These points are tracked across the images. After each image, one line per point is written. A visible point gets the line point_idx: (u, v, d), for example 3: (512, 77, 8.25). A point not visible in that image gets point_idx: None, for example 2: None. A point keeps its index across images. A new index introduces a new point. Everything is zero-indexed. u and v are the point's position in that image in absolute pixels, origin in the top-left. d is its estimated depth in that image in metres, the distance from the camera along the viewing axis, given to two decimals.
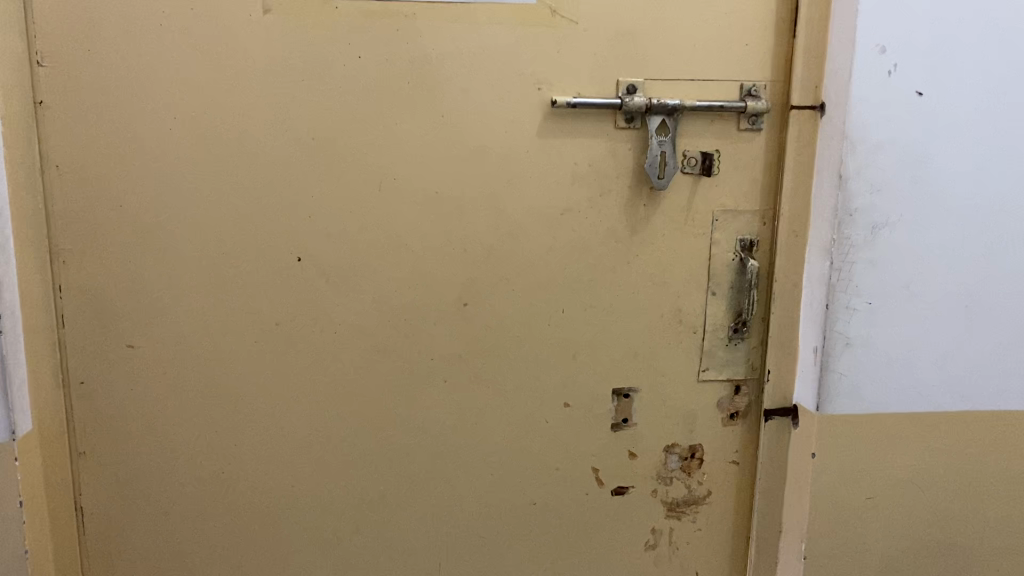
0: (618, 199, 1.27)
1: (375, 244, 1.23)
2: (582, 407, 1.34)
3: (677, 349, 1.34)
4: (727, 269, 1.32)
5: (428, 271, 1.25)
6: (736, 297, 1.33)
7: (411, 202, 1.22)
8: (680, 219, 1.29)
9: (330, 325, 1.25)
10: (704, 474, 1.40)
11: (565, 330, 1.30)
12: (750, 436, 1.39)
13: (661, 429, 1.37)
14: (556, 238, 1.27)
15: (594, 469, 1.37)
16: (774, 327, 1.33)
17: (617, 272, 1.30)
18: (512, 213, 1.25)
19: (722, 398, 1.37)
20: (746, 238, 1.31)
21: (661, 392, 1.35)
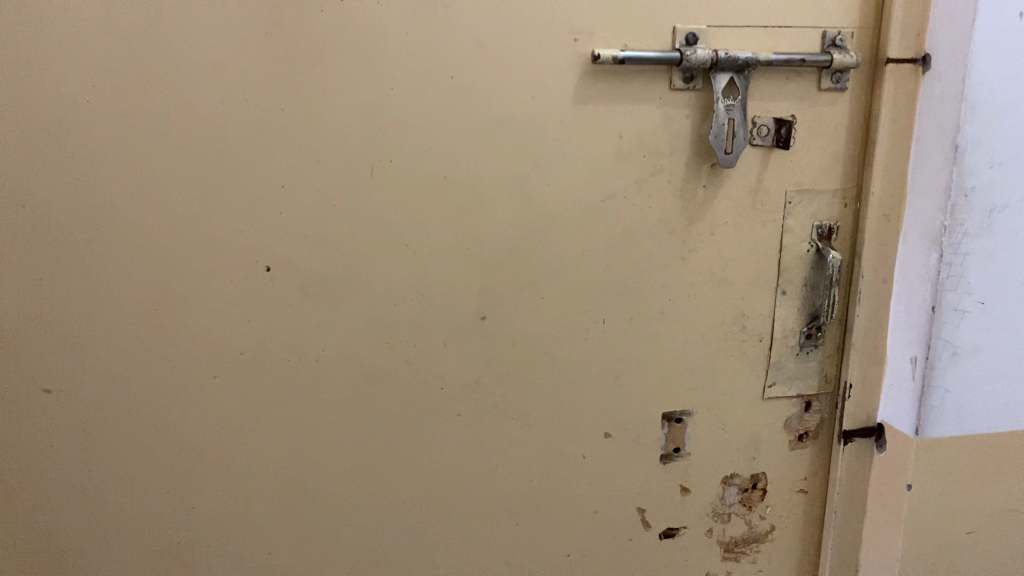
0: (673, 181, 1.01)
1: (367, 247, 0.95)
2: (626, 437, 1.09)
3: (740, 362, 1.09)
4: (800, 263, 1.07)
5: (435, 279, 0.98)
6: (811, 296, 1.09)
7: (411, 193, 0.94)
8: (748, 203, 1.03)
9: (311, 351, 0.97)
10: (767, 507, 1.16)
11: (606, 346, 1.04)
12: (822, 460, 1.16)
13: (719, 458, 1.13)
14: (596, 232, 1.00)
15: (640, 510, 1.12)
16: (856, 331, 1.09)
17: (669, 272, 1.04)
18: (542, 203, 0.98)
19: (791, 418, 1.13)
20: (825, 224, 1.07)
21: (720, 414, 1.11)
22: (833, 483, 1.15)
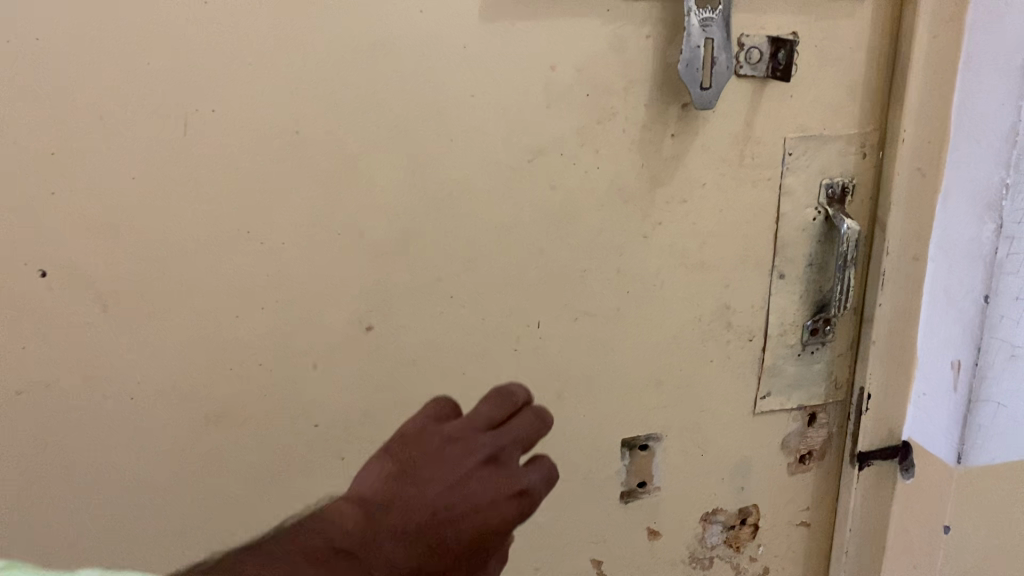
0: (629, 129, 0.72)
1: (191, 237, 0.66)
2: (574, 473, 0.82)
3: (724, 368, 0.82)
4: (803, 235, 0.80)
5: (293, 279, 0.69)
6: (817, 279, 0.81)
7: (248, 157, 0.65)
8: (732, 158, 0.75)
9: (120, 386, 0.68)
10: (760, 545, 0.91)
11: (542, 358, 0.77)
12: (827, 483, 0.90)
13: (699, 491, 0.86)
14: (522, 203, 0.72)
15: (596, 562, 0.86)
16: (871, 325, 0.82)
17: (626, 256, 0.76)
18: (442, 166, 0.69)
19: (790, 435, 0.87)
20: (837, 182, 0.79)
21: (697, 436, 0.84)
22: (841, 517, 0.88)
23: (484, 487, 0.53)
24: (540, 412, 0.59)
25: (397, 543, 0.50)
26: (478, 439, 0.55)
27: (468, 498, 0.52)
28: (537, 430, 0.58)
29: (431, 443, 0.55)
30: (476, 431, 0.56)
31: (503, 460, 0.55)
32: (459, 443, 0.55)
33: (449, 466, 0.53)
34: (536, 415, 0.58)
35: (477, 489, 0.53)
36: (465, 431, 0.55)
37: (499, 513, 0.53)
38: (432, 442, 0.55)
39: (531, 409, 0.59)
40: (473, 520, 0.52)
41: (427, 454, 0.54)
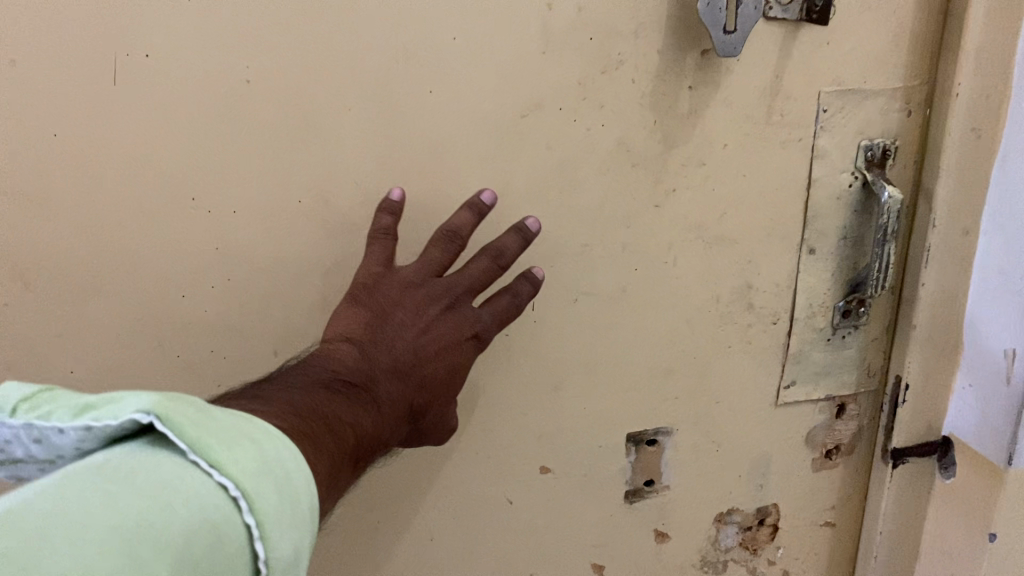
0: (639, 80, 0.62)
1: (127, 204, 0.57)
2: (573, 471, 0.73)
3: (743, 354, 0.73)
4: (837, 205, 0.70)
5: (248, 254, 0.60)
6: (851, 254, 0.72)
7: (191, 111, 0.55)
8: (758, 115, 0.65)
9: (53, 376, 0.60)
10: (779, 548, 0.82)
11: (537, 344, 0.67)
12: (855, 480, 0.81)
13: (712, 490, 0.77)
14: (513, 167, 0.62)
15: (597, 567, 0.78)
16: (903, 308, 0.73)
17: (635, 227, 0.66)
18: (420, 123, 0.59)
19: (815, 429, 0.78)
20: (878, 144, 0.68)
21: (711, 430, 0.75)
22: (872, 514, 0.81)
23: (450, 326, 0.57)
24: (495, 245, 0.59)
25: (393, 382, 0.54)
26: (436, 283, 0.58)
27: (434, 339, 0.56)
28: (501, 263, 0.59)
29: (391, 290, 0.57)
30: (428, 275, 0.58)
31: (467, 299, 0.58)
32: (414, 290, 0.57)
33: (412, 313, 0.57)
34: (493, 251, 0.59)
35: (442, 329, 0.57)
36: (421, 277, 0.57)
37: (465, 344, 0.57)
38: (394, 291, 0.57)
39: (487, 250, 0.59)
40: (444, 359, 0.56)
41: (388, 304, 0.57)
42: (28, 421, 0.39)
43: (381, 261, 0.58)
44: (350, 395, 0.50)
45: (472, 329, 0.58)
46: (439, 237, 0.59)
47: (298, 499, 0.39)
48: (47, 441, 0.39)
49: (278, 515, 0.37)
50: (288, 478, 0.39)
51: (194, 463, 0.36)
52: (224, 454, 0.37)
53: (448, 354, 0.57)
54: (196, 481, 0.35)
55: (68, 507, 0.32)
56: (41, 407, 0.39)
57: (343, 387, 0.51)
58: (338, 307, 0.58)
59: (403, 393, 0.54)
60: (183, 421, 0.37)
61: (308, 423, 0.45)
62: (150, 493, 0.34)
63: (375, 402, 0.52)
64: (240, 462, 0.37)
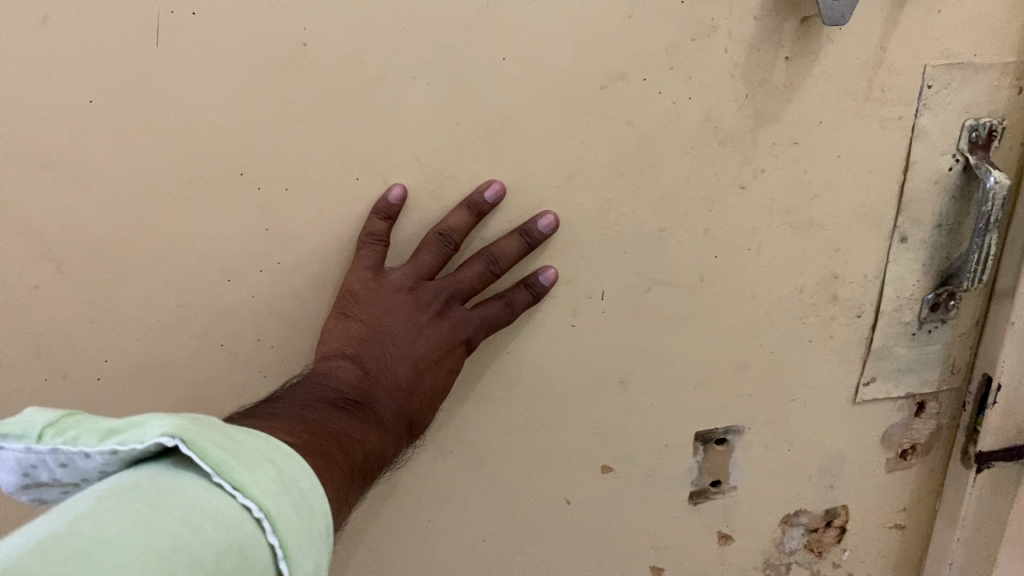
0: (731, 49, 0.56)
1: (168, 180, 0.51)
2: (636, 471, 0.68)
3: (821, 348, 0.68)
4: (934, 190, 0.64)
5: (299, 235, 0.55)
6: (943, 243, 0.66)
7: (241, 76, 0.50)
8: (858, 90, 0.59)
9: (85, 363, 0.56)
10: (845, 551, 0.78)
11: (605, 336, 0.62)
12: (929, 482, 0.76)
13: (780, 490, 0.73)
14: (589, 144, 0.56)
15: (656, 569, 0.73)
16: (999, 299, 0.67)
17: (716, 210, 0.60)
18: (491, 94, 0.54)
19: (893, 428, 0.73)
20: (985, 124, 0.62)
21: (783, 428, 0.70)
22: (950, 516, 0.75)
23: (444, 332, 0.56)
24: (492, 249, 0.56)
25: (392, 398, 0.53)
26: (425, 290, 0.55)
27: (425, 350, 0.55)
28: (496, 269, 0.56)
29: (379, 300, 0.55)
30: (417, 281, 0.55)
31: (457, 305, 0.56)
32: (404, 298, 0.55)
33: (402, 324, 0.55)
34: (490, 255, 0.56)
35: (434, 337, 0.55)
36: (411, 282, 0.55)
37: (458, 349, 0.56)
38: (382, 299, 0.55)
39: (481, 255, 0.56)
40: (437, 368, 0.55)
41: (379, 311, 0.54)
42: (52, 445, 0.35)
43: (369, 266, 0.54)
44: (352, 412, 0.50)
45: (464, 335, 0.56)
46: (431, 239, 0.55)
47: (317, 518, 0.36)
48: (72, 466, 0.35)
49: (303, 535, 0.34)
50: (308, 503, 0.36)
51: (218, 486, 0.33)
52: (247, 475, 0.34)
53: (445, 360, 0.56)
54: (220, 503, 0.32)
55: (90, 533, 0.29)
56: (67, 432, 0.35)
57: (344, 405, 0.50)
58: (330, 314, 0.55)
59: (399, 408, 0.53)
60: (207, 442, 0.34)
61: (320, 439, 0.44)
62: (177, 514, 0.31)
63: (378, 418, 0.52)
64: (262, 483, 0.35)
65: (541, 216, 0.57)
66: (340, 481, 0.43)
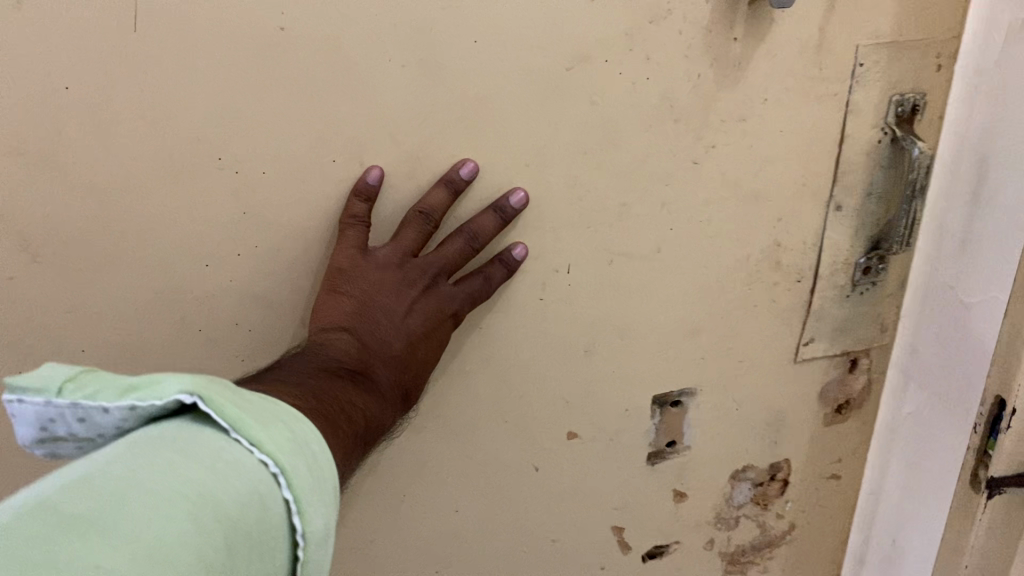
0: (686, 31, 0.59)
1: (146, 166, 0.52)
2: (599, 436, 0.71)
3: (766, 312, 0.72)
4: (865, 162, 0.69)
5: (277, 217, 0.55)
6: (874, 211, 0.71)
7: (218, 60, 0.50)
8: (799, 69, 0.63)
9: (61, 355, 0.55)
10: (787, 501, 0.83)
11: (570, 307, 0.65)
12: (861, 433, 0.82)
13: (729, 448, 0.77)
14: (555, 122, 0.59)
15: (618, 530, 0.76)
16: (981, 272, 0.67)
17: (672, 185, 0.64)
18: (464, 75, 0.55)
19: (829, 384, 0.79)
20: (909, 99, 0.67)
21: (732, 389, 0.74)
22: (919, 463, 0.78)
23: (432, 307, 0.58)
24: (470, 226, 0.58)
25: (388, 371, 0.55)
26: (412, 266, 0.57)
27: (416, 325, 0.57)
28: (476, 245, 0.59)
29: (368, 277, 0.56)
30: (402, 257, 0.57)
31: (443, 280, 0.58)
32: (391, 274, 0.57)
33: (392, 299, 0.57)
34: (468, 232, 0.58)
35: (422, 313, 0.57)
36: (397, 259, 0.57)
37: (446, 323, 0.58)
38: (371, 277, 0.56)
39: (460, 232, 0.58)
40: (428, 341, 0.58)
41: (369, 287, 0.56)
42: (73, 401, 0.35)
43: (355, 246, 0.56)
44: (354, 384, 0.52)
45: (452, 307, 0.59)
46: (412, 218, 0.57)
47: (328, 476, 0.37)
48: (91, 421, 0.35)
49: (317, 491, 0.35)
50: (320, 460, 0.37)
51: (235, 441, 0.34)
52: (262, 432, 0.35)
53: (435, 332, 0.58)
54: (237, 459, 0.34)
55: (112, 483, 0.31)
56: (89, 387, 0.35)
57: (345, 375, 0.52)
58: (321, 291, 0.57)
59: (395, 380, 0.55)
60: (224, 400, 0.35)
61: (329, 409, 0.46)
62: (194, 469, 0.32)
63: (377, 389, 0.54)
64: (278, 439, 0.36)
65: (513, 192, 0.59)
66: (345, 446, 0.45)
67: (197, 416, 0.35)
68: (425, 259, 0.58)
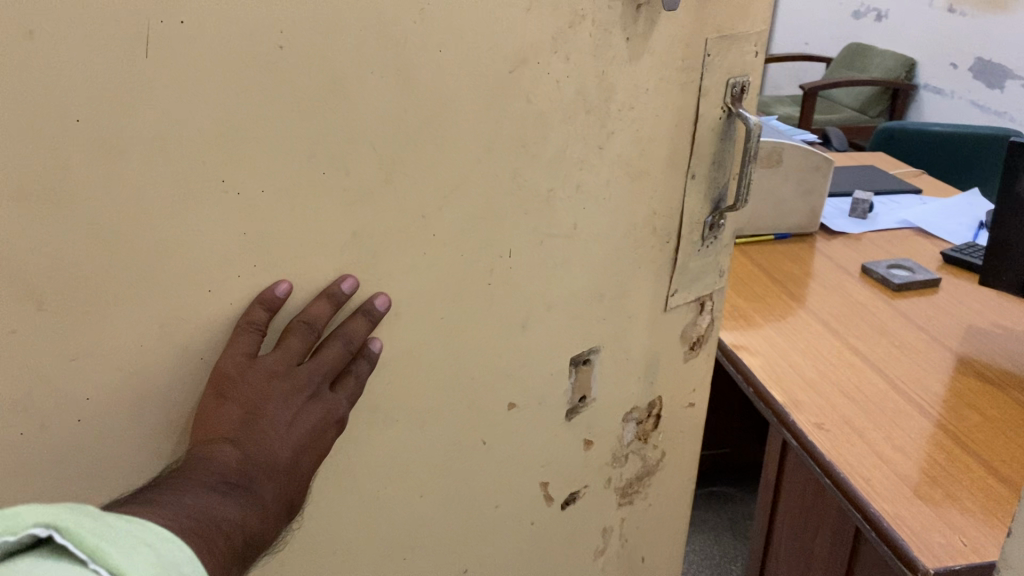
0: (595, 33, 0.67)
1: (159, 199, 0.50)
2: (530, 401, 0.79)
3: (648, 272, 0.84)
4: (712, 136, 0.83)
5: (275, 234, 0.56)
6: (716, 177, 0.85)
7: (223, 84, 0.50)
8: (671, 61, 0.75)
9: (65, 407, 0.52)
10: (660, 433, 0.96)
11: (509, 288, 0.72)
12: (706, 363, 0.98)
13: (623, 395, 0.88)
14: (500, 123, 0.65)
15: (543, 485, 0.84)
16: None
17: (585, 169, 0.73)
18: (428, 82, 0.59)
19: (687, 327, 0.92)
20: (739, 81, 0.82)
21: (624, 343, 0.85)
22: None
23: (317, 415, 0.58)
24: (343, 331, 0.60)
25: (272, 481, 0.54)
26: (298, 373, 0.57)
27: (301, 433, 0.57)
28: (351, 350, 0.60)
29: (254, 383, 0.55)
30: (285, 363, 0.57)
31: (324, 387, 0.59)
32: (278, 381, 0.56)
33: (280, 407, 0.56)
34: (343, 337, 0.60)
35: (307, 420, 0.57)
36: (284, 366, 0.57)
37: (329, 429, 0.59)
38: (256, 384, 0.55)
39: (335, 338, 0.60)
40: (313, 449, 0.57)
41: (255, 395, 0.55)
42: None
43: (243, 353, 0.56)
44: (235, 498, 0.51)
45: (334, 414, 0.59)
46: (296, 327, 0.58)
47: None
48: None
49: None
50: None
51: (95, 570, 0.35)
52: (123, 559, 0.36)
53: (317, 440, 0.58)
54: None
55: None
56: None
57: (225, 491, 0.50)
58: (204, 396, 0.56)
59: (279, 490, 0.55)
60: (84, 531, 0.35)
61: (202, 528, 0.45)
62: None
63: (260, 500, 0.53)
64: (140, 563, 0.37)
65: (377, 295, 0.63)
66: (219, 563, 0.45)
67: (53, 549, 0.35)
68: (309, 366, 0.58)
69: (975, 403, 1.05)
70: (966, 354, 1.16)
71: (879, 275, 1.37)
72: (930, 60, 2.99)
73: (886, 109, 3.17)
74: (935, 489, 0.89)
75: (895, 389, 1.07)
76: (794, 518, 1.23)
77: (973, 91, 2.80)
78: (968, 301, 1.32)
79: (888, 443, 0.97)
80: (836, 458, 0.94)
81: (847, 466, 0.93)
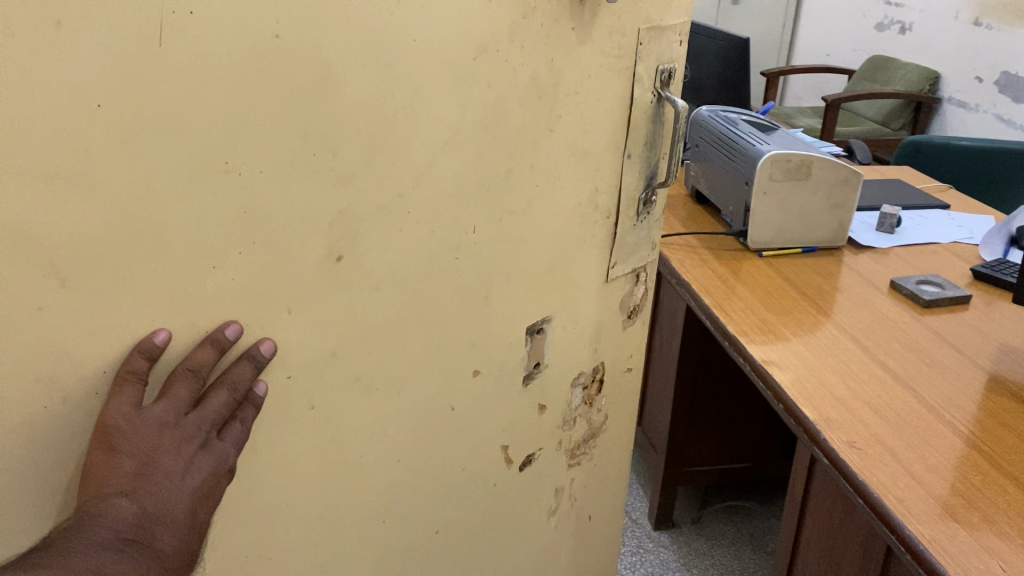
0: (545, 24, 0.74)
1: (168, 181, 0.54)
2: (492, 368, 0.85)
3: (591, 245, 0.91)
4: (645, 119, 0.90)
5: (270, 211, 0.60)
6: (649, 156, 0.93)
7: (223, 71, 0.54)
8: (610, 49, 0.81)
9: (81, 379, 0.55)
10: (603, 396, 1.03)
11: (475, 262, 0.77)
12: (642, 331, 1.06)
13: (571, 361, 0.95)
14: (464, 106, 0.70)
15: (503, 449, 0.90)
16: None
17: (537, 150, 0.79)
18: (403, 71, 0.64)
19: (626, 296, 1.00)
20: (666, 68, 0.90)
21: (573, 312, 0.92)
22: None
23: (207, 466, 0.59)
24: (228, 377, 0.61)
25: (169, 536, 0.56)
26: (186, 424, 0.58)
27: (192, 486, 0.58)
28: (237, 395, 0.61)
29: (143, 436, 0.56)
30: (172, 414, 0.57)
31: (213, 436, 0.60)
32: (166, 434, 0.57)
33: (170, 460, 0.57)
34: (228, 384, 0.61)
35: (197, 471, 0.58)
36: (173, 417, 0.57)
37: (219, 477, 0.60)
38: (144, 438, 0.56)
39: (221, 384, 0.60)
40: (204, 500, 0.59)
41: (143, 450, 0.56)
42: None
43: (129, 405, 0.56)
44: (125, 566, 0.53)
45: (224, 462, 0.60)
46: (181, 374, 0.58)
47: None
48: None
49: None
50: None
51: None
52: None
53: (209, 489, 0.59)
54: None
55: None
56: None
57: (116, 561, 0.52)
58: (91, 446, 0.56)
59: (176, 543, 0.57)
60: None
61: None
62: None
63: (155, 558, 0.55)
64: None
65: (263, 340, 0.63)
66: None
67: None
68: (197, 416, 0.59)
69: (1011, 423, 1.05)
70: (997, 372, 1.17)
71: (908, 291, 1.38)
72: (955, 75, 3.12)
73: (907, 123, 3.28)
74: (971, 511, 0.89)
75: (929, 408, 1.08)
76: (827, 527, 1.26)
77: (997, 105, 2.92)
78: (999, 320, 1.32)
79: (921, 461, 0.98)
80: (872, 481, 0.94)
81: (882, 488, 0.93)
